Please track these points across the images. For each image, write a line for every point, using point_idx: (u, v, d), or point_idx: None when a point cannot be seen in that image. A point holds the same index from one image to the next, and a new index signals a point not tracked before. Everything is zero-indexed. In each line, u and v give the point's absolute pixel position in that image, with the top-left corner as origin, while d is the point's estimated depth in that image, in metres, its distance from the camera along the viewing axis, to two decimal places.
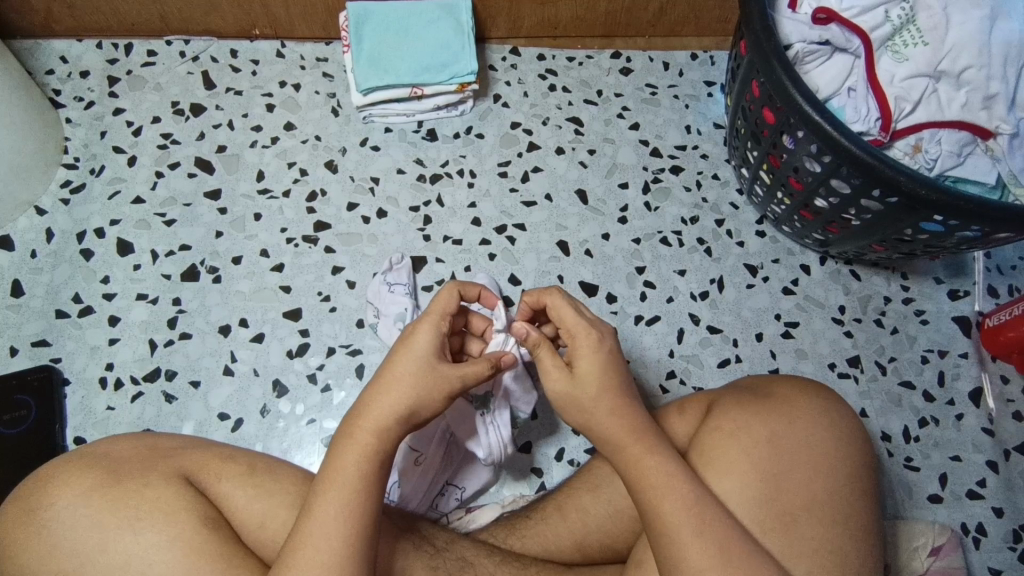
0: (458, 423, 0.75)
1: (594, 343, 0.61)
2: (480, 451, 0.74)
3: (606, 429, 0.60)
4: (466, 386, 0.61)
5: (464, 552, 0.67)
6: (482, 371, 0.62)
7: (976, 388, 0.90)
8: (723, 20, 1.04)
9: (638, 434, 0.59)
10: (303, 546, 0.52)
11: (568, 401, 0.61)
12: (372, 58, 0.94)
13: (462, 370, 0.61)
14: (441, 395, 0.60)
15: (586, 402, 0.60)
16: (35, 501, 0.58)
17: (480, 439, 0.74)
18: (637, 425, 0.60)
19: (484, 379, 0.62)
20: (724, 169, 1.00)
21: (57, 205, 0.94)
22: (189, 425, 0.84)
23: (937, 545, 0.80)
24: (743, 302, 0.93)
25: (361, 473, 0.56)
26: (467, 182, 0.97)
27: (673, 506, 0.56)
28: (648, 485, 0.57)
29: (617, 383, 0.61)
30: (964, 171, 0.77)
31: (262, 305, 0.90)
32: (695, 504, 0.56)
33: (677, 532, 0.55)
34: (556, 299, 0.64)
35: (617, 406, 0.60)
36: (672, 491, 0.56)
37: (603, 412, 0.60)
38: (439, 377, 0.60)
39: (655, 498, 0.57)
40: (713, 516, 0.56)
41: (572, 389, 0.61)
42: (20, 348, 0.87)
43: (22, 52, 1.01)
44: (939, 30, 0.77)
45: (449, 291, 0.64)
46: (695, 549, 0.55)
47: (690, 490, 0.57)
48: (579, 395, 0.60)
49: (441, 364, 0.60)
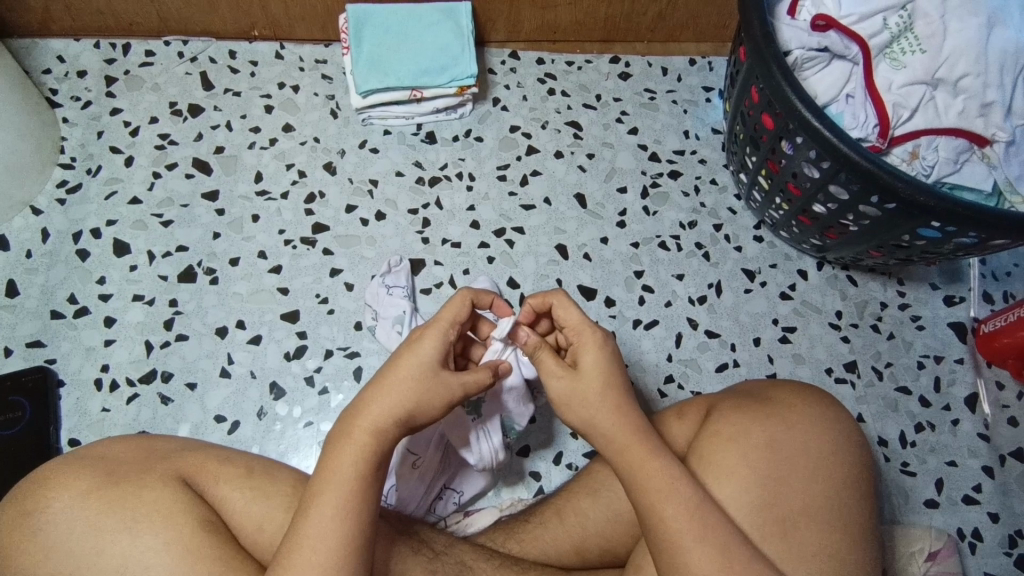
0: (452, 429, 0.74)
1: (591, 347, 0.62)
2: (472, 459, 0.74)
3: (606, 432, 0.60)
4: (467, 395, 0.62)
5: (463, 556, 0.66)
6: (482, 381, 0.63)
7: (971, 394, 0.91)
8: (722, 26, 1.05)
9: (637, 438, 0.59)
10: (299, 547, 0.52)
11: (567, 403, 0.61)
12: (371, 61, 0.94)
13: (465, 378, 0.61)
14: (440, 401, 0.59)
15: (585, 403, 0.60)
16: (30, 503, 0.57)
17: (473, 447, 0.74)
18: (635, 428, 0.59)
19: (483, 389, 0.63)
20: (722, 175, 1.00)
21: (53, 205, 0.93)
22: (185, 427, 0.83)
23: (934, 550, 0.80)
24: (740, 307, 0.93)
25: (358, 474, 0.55)
26: (466, 185, 0.97)
27: (671, 511, 0.56)
28: (647, 489, 0.57)
29: (616, 386, 0.61)
30: (960, 179, 0.78)
31: (260, 307, 0.90)
32: (693, 509, 0.56)
33: (676, 536, 0.55)
34: (561, 303, 0.65)
35: (616, 407, 0.60)
36: (670, 496, 0.56)
37: (603, 413, 0.60)
38: (441, 384, 0.60)
39: (654, 502, 0.56)
40: (712, 520, 0.56)
41: (572, 392, 0.61)
42: (14, 349, 0.86)
43: (19, 52, 1.00)
44: (936, 38, 0.78)
45: (460, 300, 0.64)
46: (694, 554, 0.55)
47: (689, 494, 0.57)
48: (578, 399, 0.61)
49: (445, 371, 0.60)
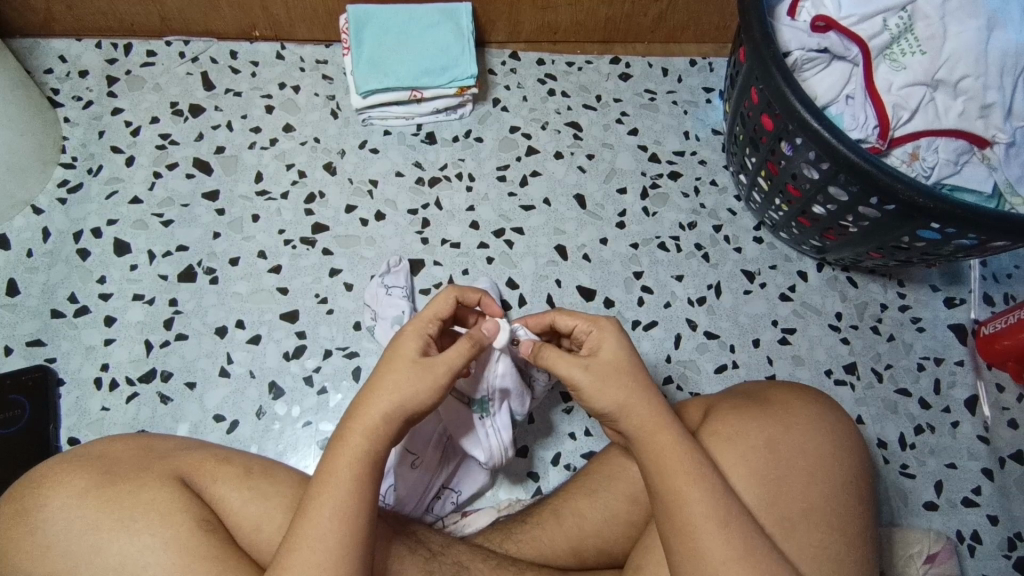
0: (456, 424, 0.75)
1: (608, 335, 0.63)
2: (481, 454, 0.75)
3: (636, 416, 0.60)
4: (455, 373, 0.61)
5: (459, 556, 0.66)
6: (465, 353, 0.61)
7: (971, 396, 0.90)
8: (722, 27, 1.05)
9: (664, 424, 0.59)
10: (298, 546, 0.52)
11: (592, 392, 0.60)
12: (371, 62, 0.94)
13: (448, 357, 0.61)
14: (427, 386, 0.59)
15: (612, 390, 0.60)
16: (28, 502, 0.57)
17: (479, 442, 0.74)
18: (663, 413, 0.60)
19: (471, 357, 0.62)
20: (722, 176, 1.00)
21: (54, 205, 0.93)
22: (184, 426, 0.84)
23: (933, 552, 0.80)
24: (740, 308, 0.93)
25: (354, 474, 0.55)
26: (465, 185, 0.97)
27: (697, 496, 0.56)
28: (671, 474, 0.57)
29: (641, 372, 0.61)
30: (961, 180, 0.78)
31: (259, 307, 0.90)
32: (717, 496, 0.56)
33: (697, 523, 0.55)
34: (561, 313, 0.67)
35: (644, 395, 0.60)
36: (696, 481, 0.57)
37: (632, 399, 0.60)
38: (424, 369, 0.60)
39: (679, 486, 0.57)
40: (732, 508, 0.56)
41: (599, 380, 0.60)
42: (14, 348, 0.86)
43: (21, 52, 1.00)
44: (937, 40, 0.78)
45: (442, 298, 0.65)
46: (714, 541, 0.55)
47: (713, 481, 0.57)
48: (605, 382, 0.60)
49: (427, 359, 0.60)
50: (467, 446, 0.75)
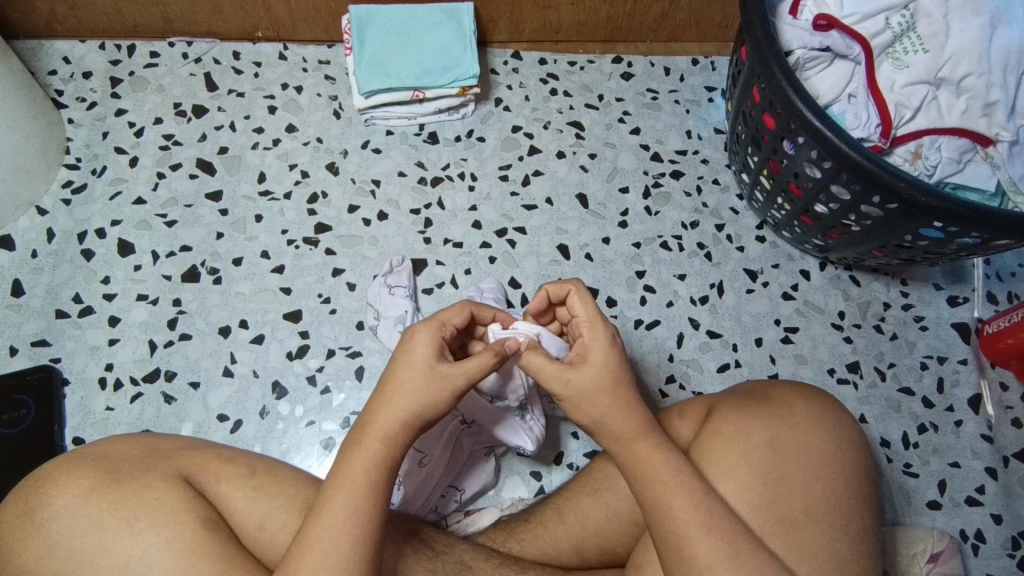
0: (484, 420, 0.76)
1: (600, 340, 0.62)
2: (528, 443, 0.76)
3: (615, 428, 0.59)
4: (472, 383, 0.60)
5: (463, 555, 0.66)
6: (484, 365, 0.60)
7: (975, 395, 0.90)
8: (724, 26, 1.05)
9: (645, 433, 0.59)
10: (312, 547, 0.53)
11: (574, 403, 0.60)
12: (373, 62, 0.94)
13: (464, 367, 0.59)
14: (444, 395, 0.59)
15: (589, 401, 0.60)
16: (33, 502, 0.58)
17: (520, 430, 0.76)
18: (645, 423, 0.60)
19: (488, 371, 0.60)
20: (725, 174, 1.00)
21: (58, 205, 0.94)
22: (188, 426, 0.84)
23: (937, 551, 0.80)
24: (742, 306, 0.93)
25: (370, 477, 0.56)
26: (468, 185, 0.97)
27: (679, 501, 0.56)
28: (654, 482, 0.57)
29: (626, 382, 0.61)
30: (964, 179, 0.77)
31: (262, 307, 0.90)
32: (702, 501, 0.56)
33: (683, 528, 0.55)
34: (576, 293, 0.64)
35: (624, 403, 0.60)
36: (679, 487, 0.57)
37: (611, 410, 0.59)
38: (441, 378, 0.59)
39: (663, 494, 0.57)
40: (717, 511, 0.56)
41: (583, 389, 0.60)
42: (19, 348, 0.87)
43: (24, 53, 1.01)
44: (939, 37, 0.77)
45: (459, 309, 0.65)
46: (703, 545, 0.55)
47: (695, 487, 0.57)
48: (587, 398, 0.60)
49: (442, 366, 0.59)
50: (505, 438, 0.77)
